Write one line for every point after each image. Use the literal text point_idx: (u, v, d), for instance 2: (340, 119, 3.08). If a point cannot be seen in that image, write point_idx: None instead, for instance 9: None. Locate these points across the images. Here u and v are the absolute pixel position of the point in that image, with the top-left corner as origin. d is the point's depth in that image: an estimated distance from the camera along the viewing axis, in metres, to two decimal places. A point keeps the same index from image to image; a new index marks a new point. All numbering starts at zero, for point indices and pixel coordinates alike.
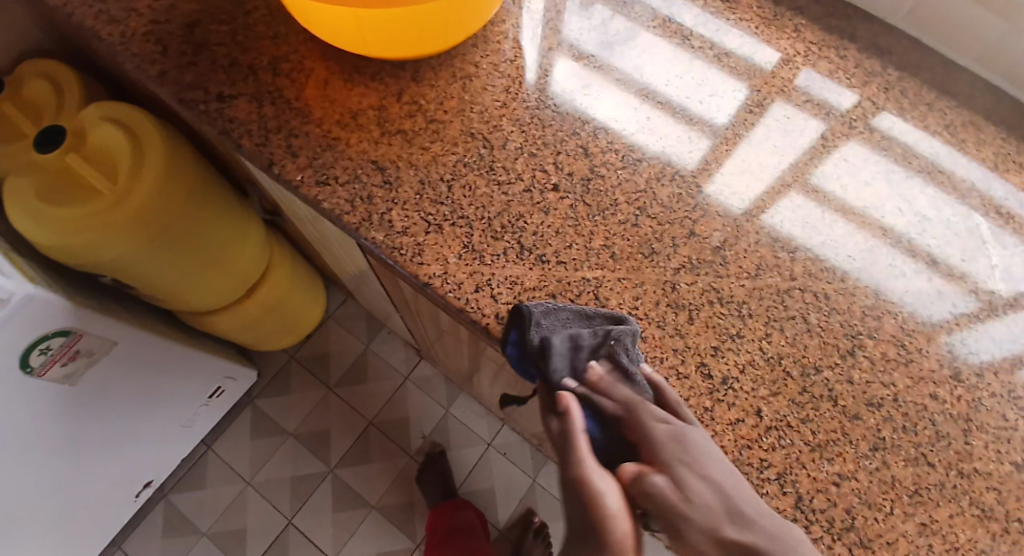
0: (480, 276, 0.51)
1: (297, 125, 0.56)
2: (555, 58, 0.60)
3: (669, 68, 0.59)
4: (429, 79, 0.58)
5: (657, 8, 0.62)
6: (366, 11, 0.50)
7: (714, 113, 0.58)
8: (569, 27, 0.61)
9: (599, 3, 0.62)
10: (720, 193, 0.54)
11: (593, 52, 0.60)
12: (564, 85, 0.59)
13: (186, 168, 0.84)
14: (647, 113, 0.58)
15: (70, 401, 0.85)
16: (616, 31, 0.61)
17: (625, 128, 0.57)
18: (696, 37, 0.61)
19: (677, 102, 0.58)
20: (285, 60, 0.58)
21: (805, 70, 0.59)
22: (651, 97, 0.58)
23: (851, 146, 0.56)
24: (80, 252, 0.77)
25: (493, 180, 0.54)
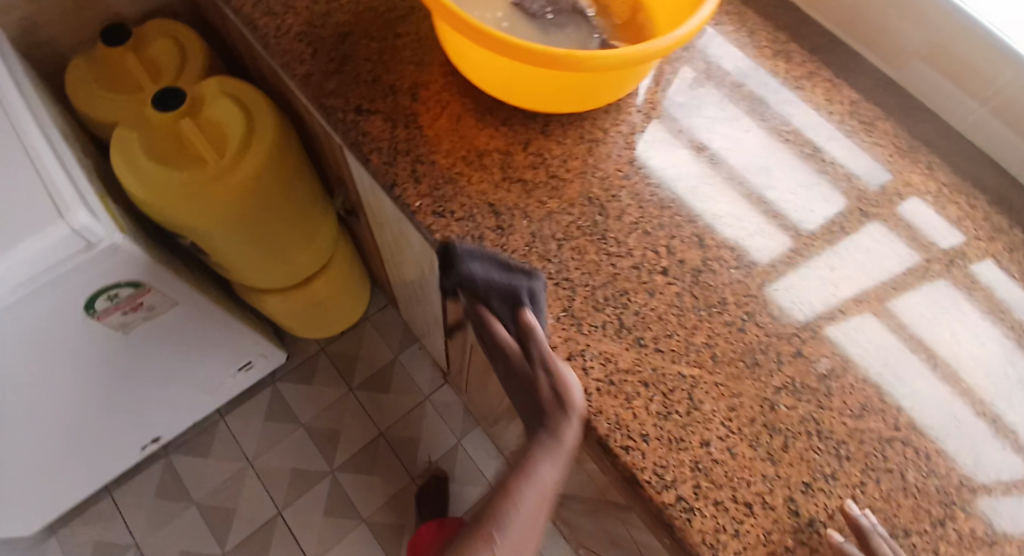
0: (574, 345, 0.50)
1: (424, 150, 0.57)
2: (681, 146, 0.59)
3: (794, 179, 0.59)
4: (557, 135, 0.58)
5: (791, 116, 0.62)
6: (522, 67, 0.51)
7: (814, 221, 0.57)
8: (697, 117, 0.61)
9: (736, 101, 0.62)
10: (791, 300, 0.53)
11: (720, 148, 0.60)
12: (685, 175, 0.58)
13: (288, 157, 0.86)
14: (747, 207, 0.57)
15: (117, 348, 0.86)
16: (730, 119, 0.61)
17: (723, 218, 0.56)
18: (811, 145, 0.61)
19: (784, 206, 0.57)
20: (424, 87, 0.59)
21: (915, 200, 0.58)
22: (755, 194, 0.58)
23: (946, 285, 0.55)
24: (171, 215, 0.79)
25: (603, 249, 0.54)
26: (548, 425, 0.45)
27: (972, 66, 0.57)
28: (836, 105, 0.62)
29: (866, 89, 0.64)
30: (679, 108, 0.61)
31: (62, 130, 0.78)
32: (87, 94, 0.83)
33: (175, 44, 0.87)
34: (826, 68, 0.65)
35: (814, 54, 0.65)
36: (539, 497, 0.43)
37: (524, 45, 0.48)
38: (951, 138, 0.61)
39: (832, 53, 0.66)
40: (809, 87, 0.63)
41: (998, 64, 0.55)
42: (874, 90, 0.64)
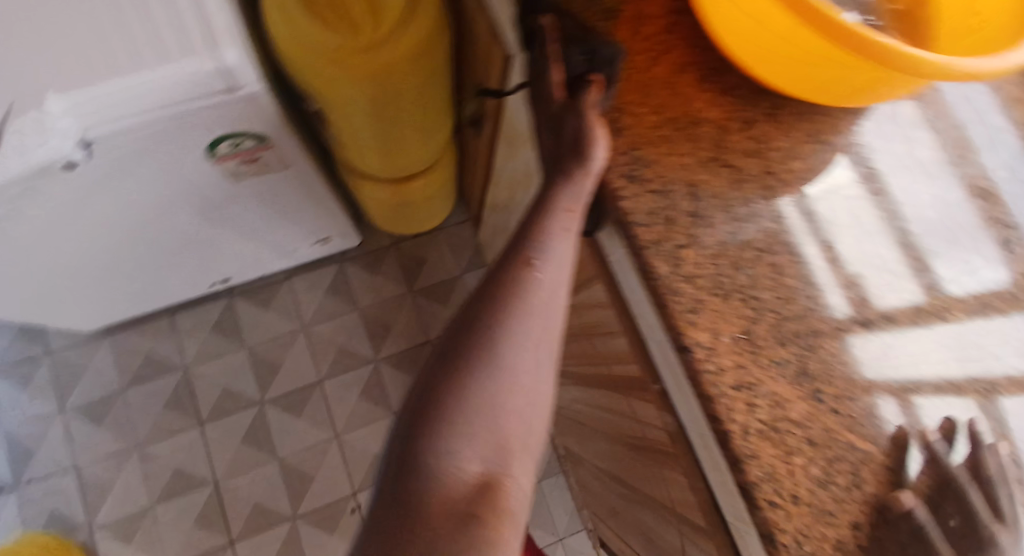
0: (745, 374, 0.44)
1: (631, 100, 0.49)
2: (852, 182, 0.49)
3: (970, 252, 0.49)
4: (785, 125, 0.49)
5: (995, 182, 0.51)
6: (783, 22, 0.41)
7: (963, 284, 0.48)
8: (882, 153, 0.50)
9: (932, 146, 0.51)
10: (888, 357, 0.46)
11: (899, 196, 0.49)
12: (845, 217, 0.48)
13: (439, 44, 0.78)
14: (888, 244, 0.48)
15: (219, 191, 0.82)
16: (908, 137, 0.51)
17: (855, 249, 0.48)
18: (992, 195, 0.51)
19: (935, 258, 0.48)
20: (647, 22, 0.50)
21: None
22: (905, 234, 0.49)
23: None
24: (310, 72, 0.73)
25: (803, 275, 0.47)
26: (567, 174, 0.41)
27: None
28: None
29: None
30: (865, 137, 0.51)
31: None
32: None
33: None
34: None
35: None
36: (560, 266, 0.39)
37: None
38: None
39: None
40: None
41: None
42: None
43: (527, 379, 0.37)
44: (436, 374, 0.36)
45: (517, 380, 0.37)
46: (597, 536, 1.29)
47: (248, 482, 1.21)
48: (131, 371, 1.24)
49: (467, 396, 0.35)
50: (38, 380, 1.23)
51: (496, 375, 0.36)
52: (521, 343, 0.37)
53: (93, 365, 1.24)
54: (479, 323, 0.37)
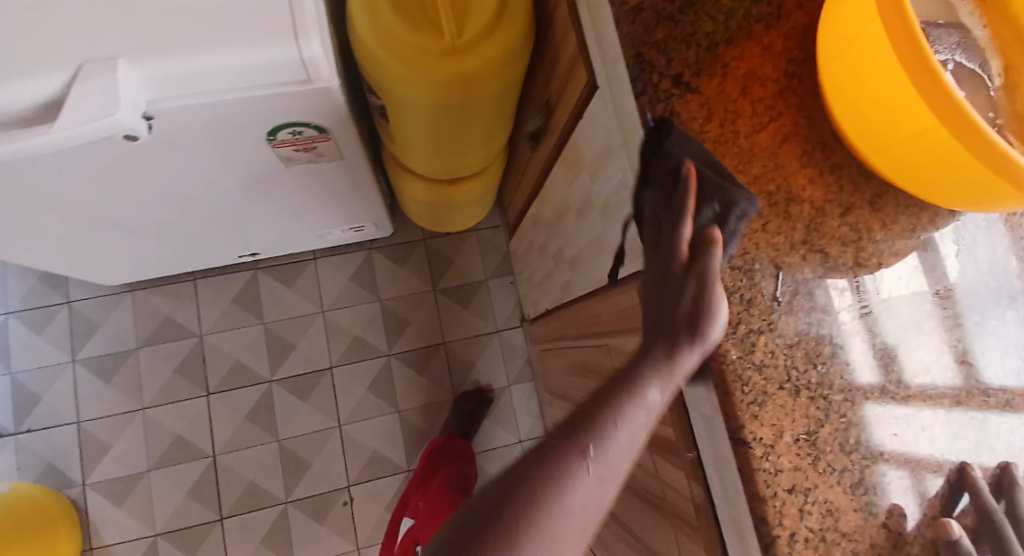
0: (800, 478, 0.42)
1: (728, 165, 0.46)
2: (931, 301, 0.46)
3: None
4: (887, 216, 0.46)
5: None
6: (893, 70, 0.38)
7: (999, 374, 0.45)
8: (969, 271, 0.46)
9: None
10: (902, 434, 0.43)
11: (979, 320, 0.46)
12: (917, 335, 0.45)
13: (519, 62, 0.75)
14: (931, 327, 0.45)
15: (269, 173, 0.81)
16: (999, 256, 0.47)
17: (895, 327, 0.45)
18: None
19: (980, 347, 0.45)
20: (760, 83, 0.47)
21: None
22: (960, 320, 0.46)
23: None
24: (382, 67, 0.71)
25: (878, 381, 0.44)
26: (662, 358, 0.40)
27: None
28: None
29: None
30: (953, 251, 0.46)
31: None
32: None
33: None
34: None
35: None
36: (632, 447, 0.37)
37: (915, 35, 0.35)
38: None
39: None
40: None
41: None
42: None
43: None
44: (484, 516, 0.33)
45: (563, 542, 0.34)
46: None
47: (246, 458, 1.21)
48: (147, 331, 1.24)
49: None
50: (53, 327, 1.22)
51: (539, 551, 0.33)
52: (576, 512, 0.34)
53: (109, 320, 1.24)
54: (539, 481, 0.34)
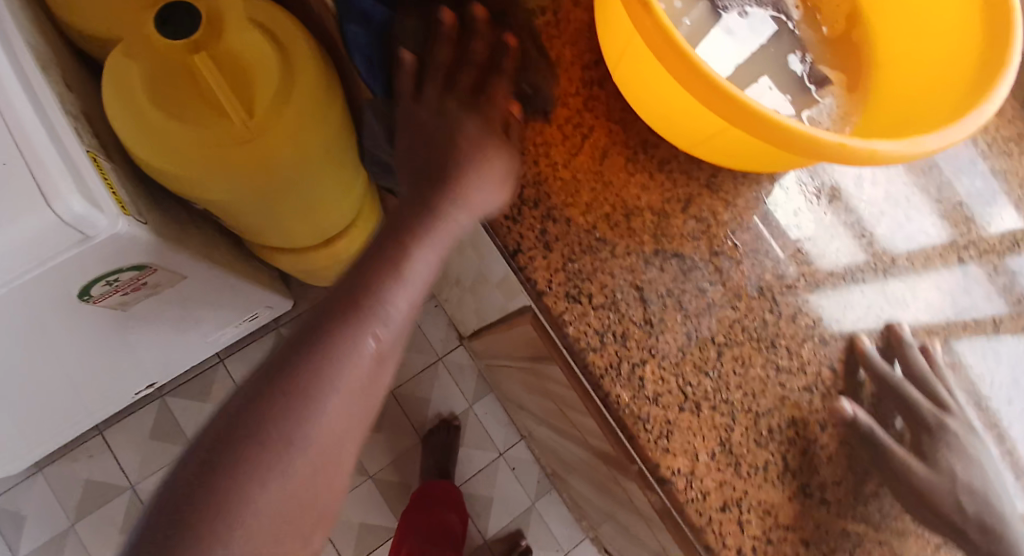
0: (729, 491, 0.40)
1: (559, 202, 0.42)
2: (826, 221, 0.46)
3: (941, 272, 0.47)
4: (725, 192, 0.45)
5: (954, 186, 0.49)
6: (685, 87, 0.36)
7: (897, 249, 0.47)
8: (853, 192, 0.47)
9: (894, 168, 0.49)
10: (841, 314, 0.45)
11: (877, 234, 0.47)
12: (819, 241, 0.46)
13: (332, 118, 0.70)
14: (833, 222, 0.47)
15: (113, 322, 0.74)
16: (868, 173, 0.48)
17: (802, 229, 0.46)
18: (925, 158, 0.50)
19: (880, 234, 0.47)
20: (561, 101, 0.44)
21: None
22: (853, 233, 0.47)
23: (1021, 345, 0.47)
24: (190, 182, 0.64)
25: (771, 361, 0.43)
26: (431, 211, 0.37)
27: None
28: None
29: None
30: (833, 176, 0.47)
31: (42, 52, 0.59)
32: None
33: None
34: None
35: None
36: (411, 290, 0.35)
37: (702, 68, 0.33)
38: None
39: None
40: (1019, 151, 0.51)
41: None
42: None
43: (345, 425, 0.33)
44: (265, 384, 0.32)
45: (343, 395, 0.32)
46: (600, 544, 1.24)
47: None
48: (76, 501, 1.15)
49: (289, 422, 0.31)
50: None
51: (311, 406, 0.31)
52: (342, 407, 0.33)
53: (31, 506, 1.14)
54: (306, 350, 0.32)
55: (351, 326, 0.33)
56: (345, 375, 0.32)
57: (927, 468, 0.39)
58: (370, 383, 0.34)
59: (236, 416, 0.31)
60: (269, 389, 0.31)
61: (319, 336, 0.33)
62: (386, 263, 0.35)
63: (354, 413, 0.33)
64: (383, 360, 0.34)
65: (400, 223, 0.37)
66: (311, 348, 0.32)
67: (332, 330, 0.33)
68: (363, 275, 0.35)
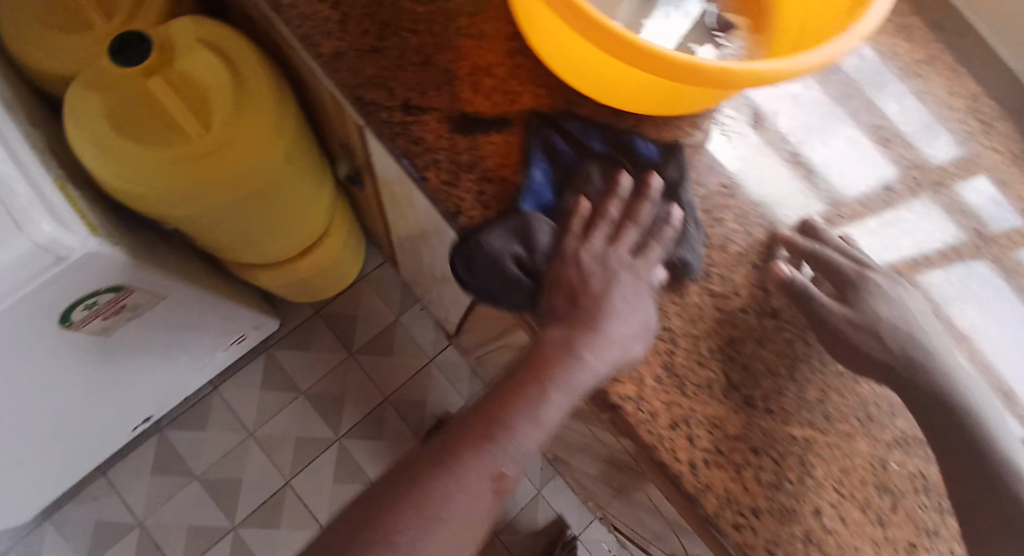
0: (677, 410, 0.43)
1: (492, 163, 0.45)
2: (754, 142, 0.50)
3: (871, 181, 0.51)
4: (650, 138, 0.48)
5: (877, 106, 0.53)
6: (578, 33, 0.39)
7: (849, 187, 0.50)
8: (777, 117, 0.52)
9: (815, 92, 0.53)
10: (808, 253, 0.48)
11: (805, 152, 0.51)
12: (750, 159, 0.50)
13: (284, 128, 0.73)
14: (779, 163, 0.50)
15: (100, 350, 0.77)
16: (790, 100, 0.52)
17: (749, 171, 0.49)
18: (844, 82, 0.54)
19: (813, 157, 0.51)
20: (487, 72, 0.46)
21: (980, 179, 0.52)
22: (781, 151, 0.51)
23: (984, 271, 0.50)
24: (154, 201, 0.67)
25: (706, 288, 0.46)
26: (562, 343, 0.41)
27: None
28: (957, 98, 0.54)
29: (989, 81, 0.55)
30: (756, 105, 0.52)
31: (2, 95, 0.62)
32: (42, 47, 0.69)
33: None
34: (949, 50, 0.55)
35: (939, 31, 0.56)
36: (536, 426, 0.40)
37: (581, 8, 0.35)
38: None
39: (962, 32, 0.56)
40: (930, 74, 0.54)
41: None
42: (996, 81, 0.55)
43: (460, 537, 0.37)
44: (393, 484, 0.37)
45: (463, 510, 0.37)
46: (610, 523, 1.24)
47: None
48: (86, 544, 1.17)
49: (410, 521, 0.36)
50: None
51: (433, 512, 0.36)
52: (458, 520, 0.37)
53: (44, 553, 1.15)
54: (434, 462, 0.38)
55: (482, 448, 0.38)
56: (463, 490, 0.37)
57: (852, 311, 0.43)
58: (486, 502, 0.38)
59: (370, 508, 0.36)
60: (401, 487, 0.37)
61: (450, 453, 0.38)
62: (514, 400, 0.40)
63: (471, 527, 0.37)
64: (503, 483, 0.38)
65: (531, 359, 0.41)
66: (443, 461, 0.38)
67: (474, 446, 0.38)
68: (494, 405, 0.40)
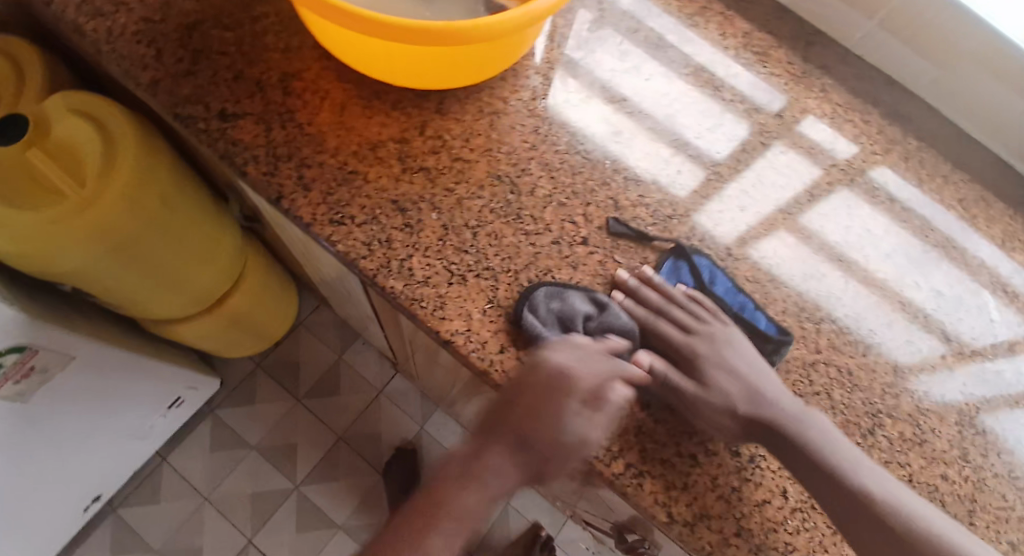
0: (505, 337, 0.48)
1: (309, 153, 0.51)
2: (584, 87, 0.59)
3: (688, 111, 0.61)
4: (454, 112, 0.55)
5: (690, 53, 0.63)
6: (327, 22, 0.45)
7: (672, 119, 0.60)
8: (599, 66, 0.61)
9: (631, 43, 0.63)
10: (710, 221, 0.57)
11: (628, 94, 0.60)
12: (578, 101, 0.59)
13: (158, 177, 0.78)
14: (650, 136, 0.59)
15: (22, 420, 0.80)
16: (609, 52, 0.62)
17: (637, 159, 0.57)
18: (653, 34, 0.63)
19: (635, 97, 0.60)
20: (297, 77, 0.53)
21: (814, 119, 0.63)
22: (610, 94, 0.60)
23: (847, 193, 0.61)
24: (39, 259, 0.71)
25: (520, 229, 0.52)
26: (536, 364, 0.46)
27: None
28: (730, 39, 0.64)
29: (757, 18, 0.66)
30: (578, 57, 0.61)
31: None
32: None
33: (12, 66, 0.78)
34: (716, 1, 0.66)
35: None
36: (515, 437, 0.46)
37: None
38: (841, 57, 0.66)
39: None
40: (702, 23, 0.65)
41: None
42: (769, 17, 0.66)
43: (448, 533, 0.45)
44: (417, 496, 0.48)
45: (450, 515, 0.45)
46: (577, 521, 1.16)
47: None
48: None
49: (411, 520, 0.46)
50: None
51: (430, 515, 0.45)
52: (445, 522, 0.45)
53: None
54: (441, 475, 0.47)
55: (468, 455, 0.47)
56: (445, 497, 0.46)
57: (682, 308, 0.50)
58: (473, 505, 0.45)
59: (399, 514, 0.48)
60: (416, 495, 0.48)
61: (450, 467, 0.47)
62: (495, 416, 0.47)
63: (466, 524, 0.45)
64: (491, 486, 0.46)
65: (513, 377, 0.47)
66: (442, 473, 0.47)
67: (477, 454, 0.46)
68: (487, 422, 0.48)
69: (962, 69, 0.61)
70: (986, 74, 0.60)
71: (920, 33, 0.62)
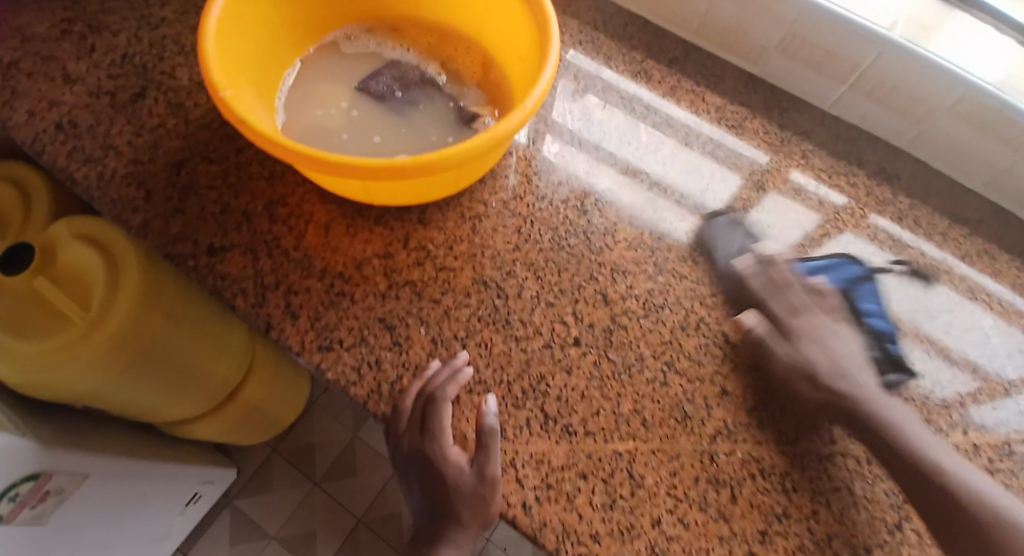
0: (502, 456, 0.47)
1: (296, 279, 0.52)
2: (572, 147, 0.62)
3: (673, 163, 0.62)
4: (436, 221, 0.56)
5: (670, 113, 0.65)
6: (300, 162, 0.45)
7: (660, 171, 0.62)
8: (586, 131, 0.63)
9: (613, 104, 0.65)
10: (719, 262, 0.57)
11: (615, 151, 0.62)
12: (568, 160, 0.61)
13: (163, 292, 0.79)
14: (641, 187, 0.60)
15: (42, 543, 0.79)
16: (591, 114, 0.64)
17: (630, 209, 0.59)
18: (633, 97, 0.66)
19: (623, 156, 0.62)
20: (282, 203, 0.55)
21: (799, 173, 0.63)
22: (598, 153, 0.62)
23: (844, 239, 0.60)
24: (52, 387, 0.72)
25: (509, 335, 0.52)
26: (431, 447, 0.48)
27: (827, 50, 0.62)
28: (704, 115, 0.65)
29: (729, 91, 0.67)
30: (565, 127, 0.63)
31: None
32: None
33: (17, 193, 0.80)
34: (686, 79, 0.67)
35: (674, 66, 0.68)
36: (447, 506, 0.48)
37: (278, 139, 0.42)
38: (817, 121, 0.66)
39: (699, 62, 0.68)
40: (674, 102, 0.66)
41: (860, 50, 0.61)
42: (740, 89, 0.67)
43: None
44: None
45: None
46: None
47: None
48: None
49: None
50: None
51: None
52: None
53: None
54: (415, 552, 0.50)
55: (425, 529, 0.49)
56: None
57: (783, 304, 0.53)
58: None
59: None
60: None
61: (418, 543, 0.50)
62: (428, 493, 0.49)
63: None
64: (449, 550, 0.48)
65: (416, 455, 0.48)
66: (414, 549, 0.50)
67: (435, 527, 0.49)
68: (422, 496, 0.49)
69: (943, 122, 0.61)
70: (971, 128, 0.60)
71: (891, 95, 0.62)
